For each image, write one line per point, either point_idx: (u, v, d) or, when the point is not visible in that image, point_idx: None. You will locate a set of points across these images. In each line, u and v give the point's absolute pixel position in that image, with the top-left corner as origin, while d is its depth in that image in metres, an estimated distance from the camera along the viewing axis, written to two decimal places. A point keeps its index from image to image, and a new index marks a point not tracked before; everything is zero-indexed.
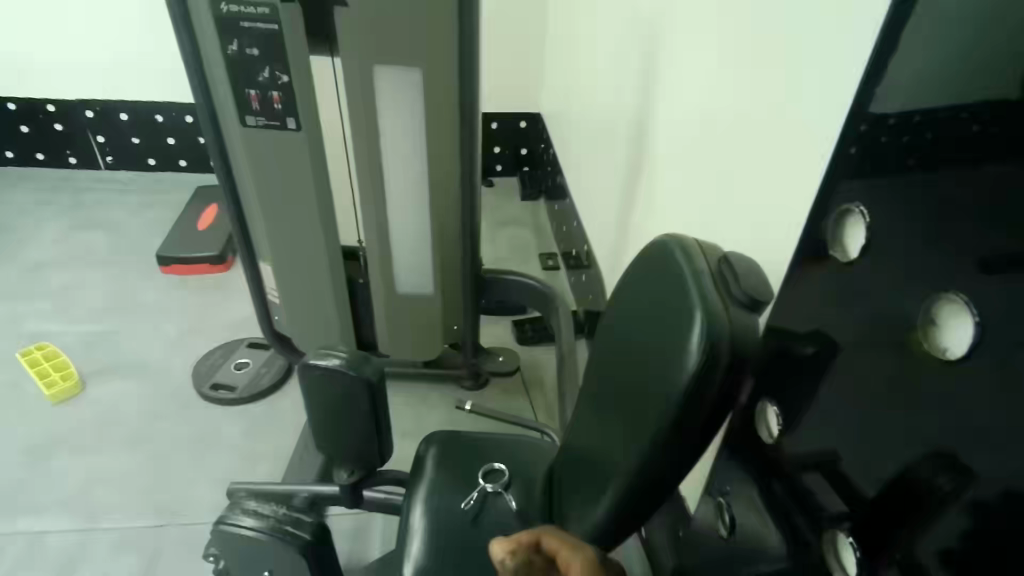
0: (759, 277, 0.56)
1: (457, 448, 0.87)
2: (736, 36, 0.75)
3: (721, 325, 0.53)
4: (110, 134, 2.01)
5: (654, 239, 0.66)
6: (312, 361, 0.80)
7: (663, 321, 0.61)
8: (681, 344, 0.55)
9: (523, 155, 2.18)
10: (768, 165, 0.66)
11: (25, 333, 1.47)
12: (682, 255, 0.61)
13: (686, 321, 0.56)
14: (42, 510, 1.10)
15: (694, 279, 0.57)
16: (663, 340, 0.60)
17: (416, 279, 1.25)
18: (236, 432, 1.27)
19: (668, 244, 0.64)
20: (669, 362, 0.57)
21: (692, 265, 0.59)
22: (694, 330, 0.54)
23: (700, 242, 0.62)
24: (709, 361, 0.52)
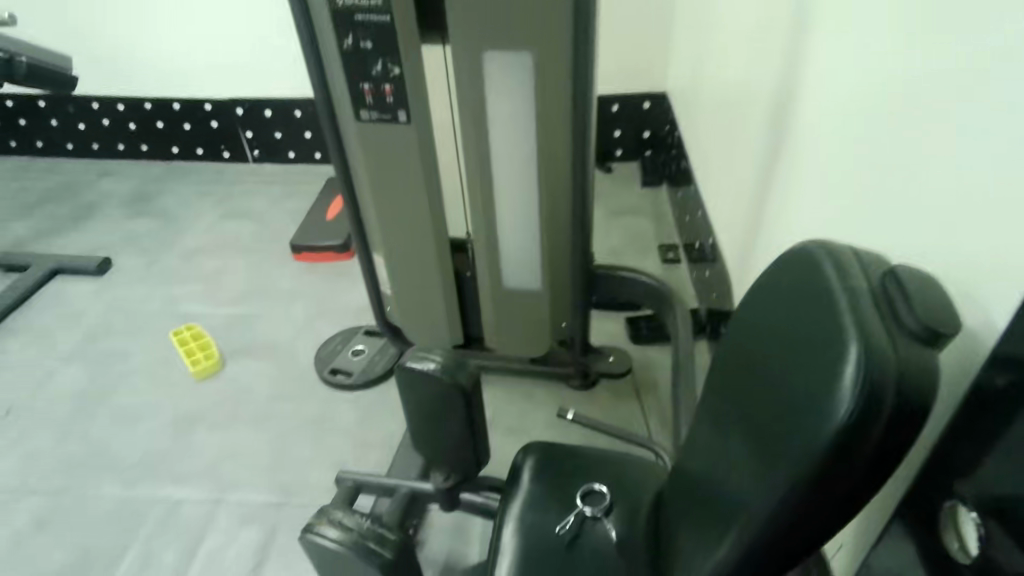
0: (943, 299, 0.43)
1: (557, 460, 0.81)
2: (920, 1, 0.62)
3: (884, 357, 0.41)
4: (256, 129, 2.17)
5: (794, 245, 0.54)
6: (408, 364, 0.78)
7: (801, 345, 0.49)
8: (824, 378, 0.44)
9: (646, 138, 2.04)
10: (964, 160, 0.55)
11: (179, 313, 1.63)
12: (830, 264, 0.48)
13: (832, 349, 0.44)
14: (183, 479, 1.21)
15: (845, 295, 0.45)
16: (800, 369, 0.48)
17: (524, 274, 1.20)
18: (349, 418, 1.32)
19: (812, 250, 0.51)
20: (809, 397, 0.45)
21: (845, 278, 0.46)
22: (846, 363, 0.42)
23: (857, 250, 0.49)
24: (866, 405, 0.40)
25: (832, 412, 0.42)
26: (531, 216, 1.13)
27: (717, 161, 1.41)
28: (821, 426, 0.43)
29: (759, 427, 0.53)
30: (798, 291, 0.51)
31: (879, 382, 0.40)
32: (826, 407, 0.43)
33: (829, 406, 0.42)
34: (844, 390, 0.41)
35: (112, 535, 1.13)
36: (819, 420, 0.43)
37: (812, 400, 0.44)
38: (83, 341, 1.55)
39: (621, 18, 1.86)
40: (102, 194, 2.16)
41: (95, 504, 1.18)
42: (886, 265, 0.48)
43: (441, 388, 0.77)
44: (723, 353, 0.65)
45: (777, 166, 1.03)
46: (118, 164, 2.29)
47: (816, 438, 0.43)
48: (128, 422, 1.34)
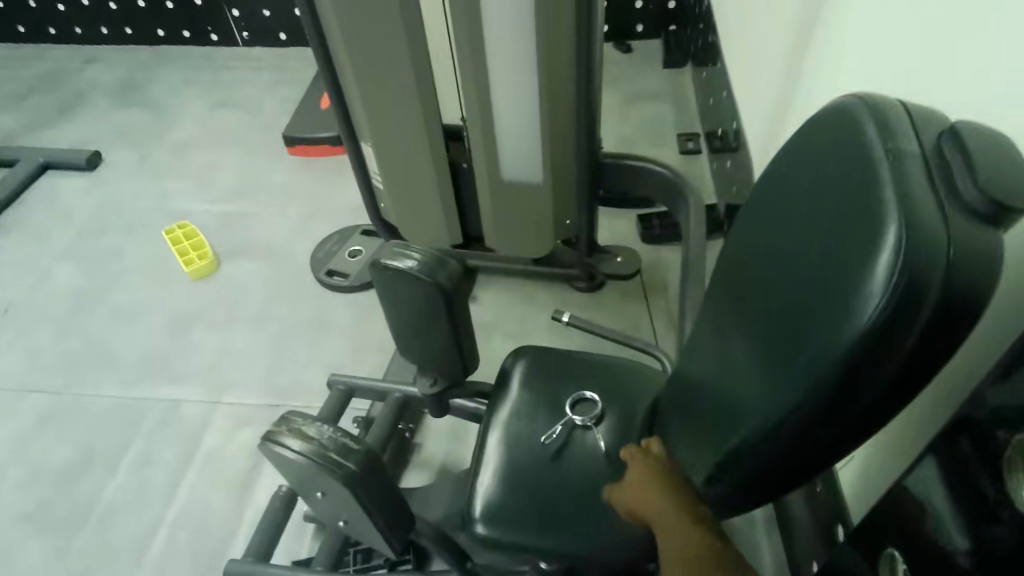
0: (1016, 166, 0.32)
1: (549, 364, 0.76)
2: None
3: (930, 239, 0.31)
4: (243, 8, 1.99)
5: (828, 103, 0.43)
6: (385, 261, 0.71)
7: (825, 228, 0.39)
8: (851, 268, 0.35)
9: (670, 9, 1.82)
10: None
11: (172, 211, 1.57)
12: (871, 123, 0.38)
13: (865, 232, 0.35)
14: (183, 380, 1.21)
15: (887, 161, 0.35)
16: (822, 256, 0.39)
17: (523, 162, 1.09)
18: (347, 319, 1.29)
19: (849, 107, 0.40)
20: (831, 292, 0.36)
21: (889, 139, 0.36)
22: (881, 248, 0.33)
23: (906, 105, 0.38)
24: (902, 301, 0.32)
25: (857, 310, 0.33)
26: (530, 95, 1.00)
27: (748, 31, 1.24)
28: (841, 327, 0.35)
29: (766, 328, 0.45)
30: (827, 161, 0.41)
31: (921, 271, 0.31)
32: (849, 303, 0.34)
33: (854, 302, 0.34)
34: (876, 282, 0.33)
35: (116, 433, 1.15)
36: (841, 320, 0.35)
37: (833, 296, 0.36)
38: (77, 240, 1.52)
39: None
40: (89, 83, 2.04)
41: (97, 403, 1.19)
42: (942, 124, 0.37)
43: (421, 289, 0.71)
44: (732, 242, 0.56)
45: (819, 15, 0.88)
46: (102, 49, 2.14)
47: (835, 343, 0.35)
48: (125, 321, 1.33)
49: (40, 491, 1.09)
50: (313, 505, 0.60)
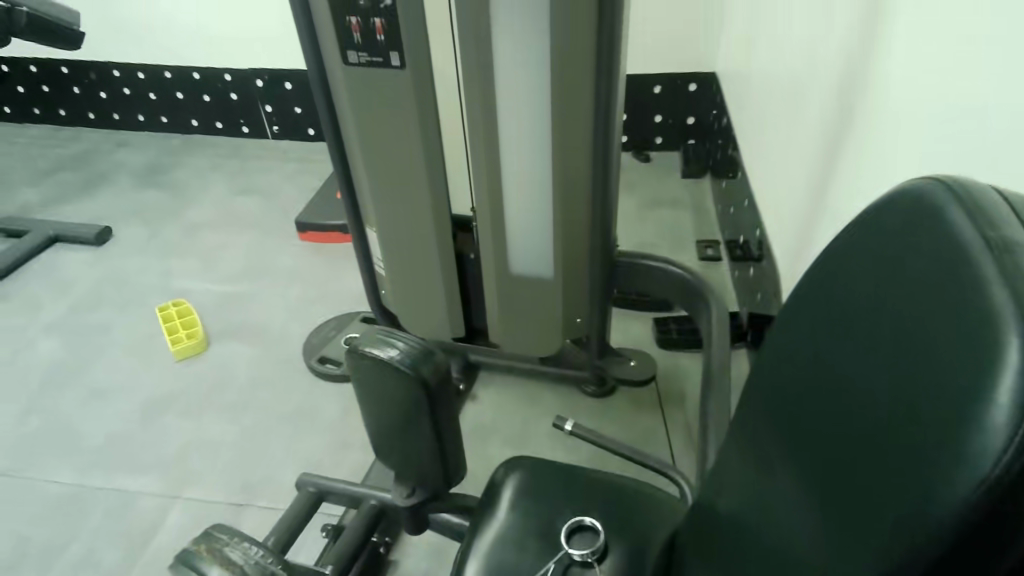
0: None
1: (547, 477, 0.65)
2: None
3: None
4: (277, 103, 2.07)
5: (894, 189, 0.36)
6: (364, 348, 0.62)
7: (903, 338, 0.30)
8: (950, 391, 0.26)
9: (689, 124, 1.86)
10: None
11: (172, 289, 1.52)
12: (958, 210, 0.30)
13: (968, 341, 0.26)
14: (143, 470, 1.09)
15: (991, 253, 0.27)
16: (904, 373, 0.29)
17: (534, 257, 1.03)
18: (333, 413, 1.18)
19: (924, 192, 0.33)
20: (924, 421, 0.27)
21: (991, 228, 0.28)
22: (1000, 368, 0.24)
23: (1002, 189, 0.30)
24: None
25: (963, 450, 0.24)
26: (545, 189, 0.96)
27: (772, 143, 1.21)
28: (940, 472, 0.25)
29: (823, 462, 0.35)
30: (900, 256, 0.33)
31: None
32: (950, 440, 0.25)
33: (959, 438, 0.24)
34: (995, 412, 0.23)
35: (57, 527, 1.02)
36: (940, 463, 0.25)
37: (925, 428, 0.26)
38: (69, 313, 1.47)
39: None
40: (118, 164, 2.10)
41: (45, 491, 1.07)
42: None
43: (400, 383, 0.61)
44: (768, 349, 0.47)
45: (850, 123, 0.84)
46: (136, 135, 2.23)
47: (932, 498, 0.25)
48: (96, 401, 1.24)
49: None
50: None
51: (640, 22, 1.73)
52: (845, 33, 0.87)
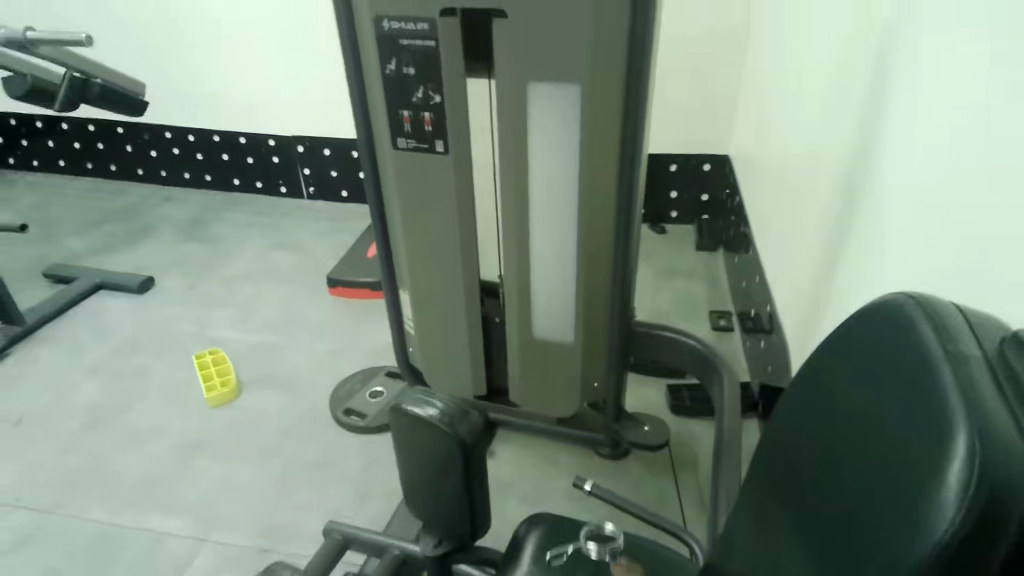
0: None
1: (569, 538, 0.69)
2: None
3: (1008, 451, 0.28)
4: (315, 167, 2.21)
5: (881, 297, 0.42)
6: (406, 406, 0.68)
7: (882, 426, 0.37)
8: (917, 474, 0.32)
9: (703, 201, 1.96)
10: None
11: (207, 337, 1.61)
12: (927, 323, 0.36)
13: (928, 433, 0.32)
14: (173, 511, 1.14)
15: (950, 362, 0.33)
16: (884, 457, 0.35)
17: (557, 324, 1.10)
18: (357, 463, 1.23)
19: (903, 304, 0.40)
20: (896, 497, 0.33)
21: (951, 339, 0.34)
22: (950, 456, 0.30)
23: (965, 307, 0.37)
24: (981, 520, 0.28)
25: (924, 523, 0.30)
26: (569, 264, 1.04)
27: (782, 224, 1.29)
28: (908, 541, 0.30)
29: (819, 528, 0.41)
30: (882, 355, 0.39)
31: (1001, 483, 0.28)
32: (914, 512, 0.31)
33: (922, 514, 0.30)
34: (946, 494, 0.29)
35: (90, 565, 1.06)
36: (906, 532, 0.31)
37: (897, 503, 0.32)
38: (110, 357, 1.55)
39: (693, 67, 1.77)
40: (162, 217, 2.23)
41: (79, 528, 1.12)
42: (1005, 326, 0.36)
43: (438, 440, 0.67)
44: (775, 425, 0.53)
45: (852, 218, 0.92)
46: (181, 191, 2.37)
47: (900, 560, 0.31)
48: (133, 442, 1.30)
49: None
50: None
51: (658, 106, 1.86)
52: (846, 138, 0.97)
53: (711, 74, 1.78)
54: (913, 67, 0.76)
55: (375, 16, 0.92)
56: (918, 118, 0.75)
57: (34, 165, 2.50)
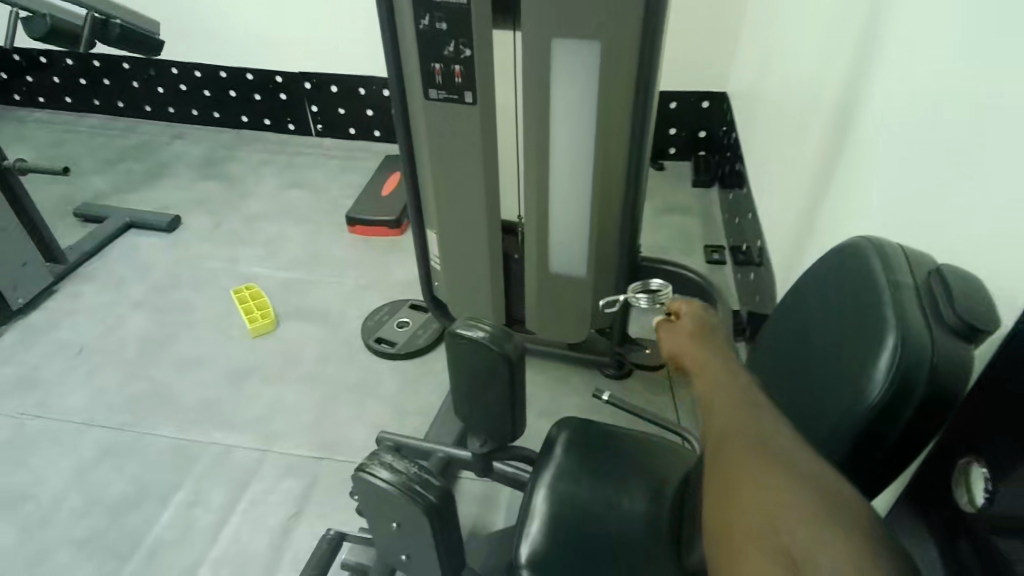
0: (983, 297, 0.45)
1: (587, 439, 0.85)
2: (994, 22, 0.63)
3: (919, 347, 0.44)
4: (322, 105, 2.25)
5: (844, 242, 0.57)
6: (459, 330, 0.82)
7: (843, 334, 0.53)
8: (861, 367, 0.48)
9: (700, 137, 2.05)
10: (999, 172, 0.59)
11: (239, 273, 1.73)
12: (876, 261, 0.52)
13: (871, 337, 0.48)
14: (234, 427, 1.31)
15: (889, 289, 0.49)
16: (843, 356, 0.51)
17: (571, 258, 1.23)
18: (391, 385, 1.39)
19: (861, 248, 0.55)
20: (848, 381, 0.49)
21: (892, 274, 0.50)
22: (882, 351, 0.46)
23: (905, 249, 0.52)
24: (897, 391, 0.44)
25: (864, 396, 0.46)
26: (583, 205, 1.16)
27: (775, 165, 1.40)
28: (853, 408, 0.47)
29: (796, 409, 0.58)
30: (844, 284, 0.55)
31: (911, 366, 0.44)
32: (859, 389, 0.47)
33: (862, 389, 0.47)
34: (878, 375, 0.45)
35: (169, 472, 1.23)
36: (854, 402, 0.47)
37: (849, 384, 0.49)
38: (152, 292, 1.67)
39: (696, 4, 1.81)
40: (176, 155, 2.29)
41: (154, 442, 1.28)
42: (930, 263, 0.51)
43: (488, 356, 0.81)
44: (764, 339, 0.69)
45: (835, 166, 1.04)
46: (190, 128, 2.41)
47: (849, 419, 0.47)
48: (188, 368, 1.44)
49: (93, 519, 1.16)
50: (373, 526, 0.69)
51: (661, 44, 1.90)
52: (836, 92, 1.07)
53: (714, 12, 1.82)
54: (897, 33, 0.86)
55: None
56: (902, 75, 0.83)
57: (40, 102, 2.51)
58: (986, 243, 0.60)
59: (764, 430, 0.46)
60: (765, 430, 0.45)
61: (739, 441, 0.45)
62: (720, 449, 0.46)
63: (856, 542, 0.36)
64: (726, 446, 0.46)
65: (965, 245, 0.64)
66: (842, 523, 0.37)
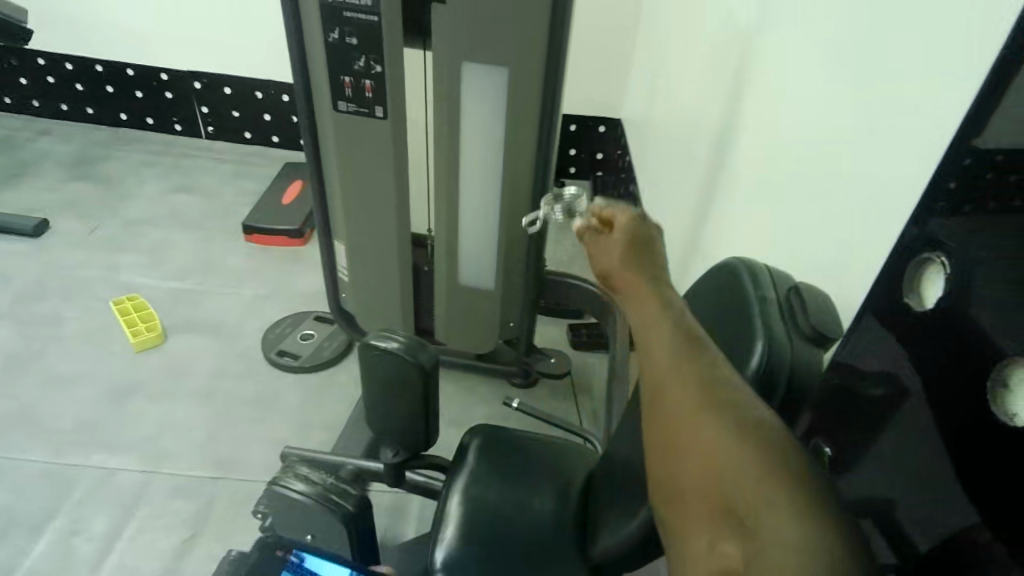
0: (830, 310, 0.55)
1: (498, 445, 0.89)
2: (835, 77, 0.74)
3: (782, 351, 0.52)
4: (213, 106, 2.13)
5: (722, 261, 0.66)
6: (373, 342, 0.83)
7: (720, 340, 0.60)
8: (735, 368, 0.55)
9: (599, 159, 2.17)
10: (842, 205, 0.70)
11: (120, 283, 1.60)
12: (747, 278, 0.60)
13: (744, 342, 0.55)
14: (116, 448, 1.21)
15: (757, 301, 0.57)
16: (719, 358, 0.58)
17: (479, 270, 1.27)
18: (293, 399, 1.35)
19: (736, 266, 0.63)
20: None
21: (759, 290, 0.58)
22: (752, 354, 0.53)
23: (769, 268, 0.61)
24: (766, 389, 0.52)
25: None
26: (492, 221, 1.20)
27: (665, 187, 1.52)
28: None
29: None
30: (722, 298, 0.63)
31: (775, 367, 0.52)
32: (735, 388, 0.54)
33: None
34: (749, 375, 0.52)
35: (39, 501, 1.12)
36: None
37: None
38: (15, 303, 1.51)
39: (593, 35, 1.93)
40: (42, 153, 2.07)
41: (19, 468, 1.16)
42: (788, 281, 0.60)
43: (402, 366, 0.82)
44: None
45: (716, 191, 1.16)
46: (59, 124, 2.20)
47: None
48: (59, 387, 1.32)
49: None
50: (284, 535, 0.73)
51: None
52: (716, 124, 1.19)
53: (610, 43, 1.95)
54: (761, 76, 0.97)
55: None
56: (766, 115, 0.94)
57: None
58: (835, 262, 0.71)
59: (702, 371, 0.44)
60: (699, 376, 0.44)
61: (675, 391, 0.44)
62: (660, 399, 0.45)
63: (791, 494, 0.36)
64: (664, 393, 0.44)
65: (817, 265, 0.75)
66: (774, 473, 0.37)
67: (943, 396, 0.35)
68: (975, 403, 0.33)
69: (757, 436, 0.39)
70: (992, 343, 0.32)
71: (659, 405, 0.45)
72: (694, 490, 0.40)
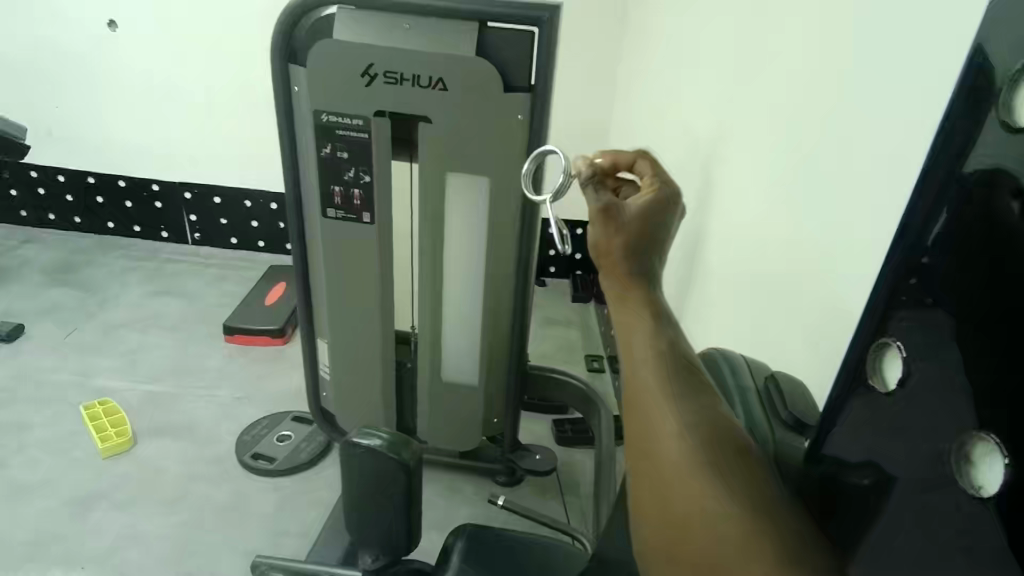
0: (806, 403, 0.58)
1: (484, 547, 0.86)
2: (791, 183, 0.81)
3: (764, 439, 0.54)
4: (202, 214, 2.19)
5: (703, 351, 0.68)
6: (355, 440, 0.82)
7: None
8: None
9: (577, 259, 2.24)
10: (808, 299, 0.75)
11: (93, 387, 1.56)
12: (725, 366, 0.63)
13: None
14: (74, 564, 1.14)
15: (736, 391, 0.59)
16: None
17: (463, 367, 1.28)
18: (268, 505, 1.29)
19: (714, 356, 0.65)
20: None
21: (739, 381, 0.61)
22: None
23: (745, 358, 0.64)
24: None
25: None
26: (476, 318, 1.23)
27: None
28: None
29: None
30: None
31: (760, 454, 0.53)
32: None
33: None
34: None
35: None
36: None
37: None
38: None
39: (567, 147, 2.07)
40: (24, 260, 2.09)
41: None
42: (764, 371, 0.63)
43: (385, 464, 0.81)
44: None
45: (692, 287, 1.20)
46: (44, 233, 2.23)
47: None
48: (17, 500, 1.25)
49: None
50: None
51: None
52: (687, 226, 1.26)
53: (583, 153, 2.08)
54: (724, 183, 1.05)
55: (314, 109, 1.08)
56: (730, 216, 1.02)
57: None
58: (808, 349, 0.74)
59: (699, 431, 0.50)
60: (694, 432, 0.50)
61: (672, 445, 0.50)
62: (657, 450, 0.51)
63: (768, 551, 0.42)
64: (656, 436, 0.52)
65: (790, 353, 0.78)
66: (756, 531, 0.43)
67: (928, 476, 0.35)
68: (947, 477, 0.34)
69: (737, 488, 0.46)
70: (961, 414, 0.33)
71: (649, 448, 0.52)
72: (687, 533, 0.47)
